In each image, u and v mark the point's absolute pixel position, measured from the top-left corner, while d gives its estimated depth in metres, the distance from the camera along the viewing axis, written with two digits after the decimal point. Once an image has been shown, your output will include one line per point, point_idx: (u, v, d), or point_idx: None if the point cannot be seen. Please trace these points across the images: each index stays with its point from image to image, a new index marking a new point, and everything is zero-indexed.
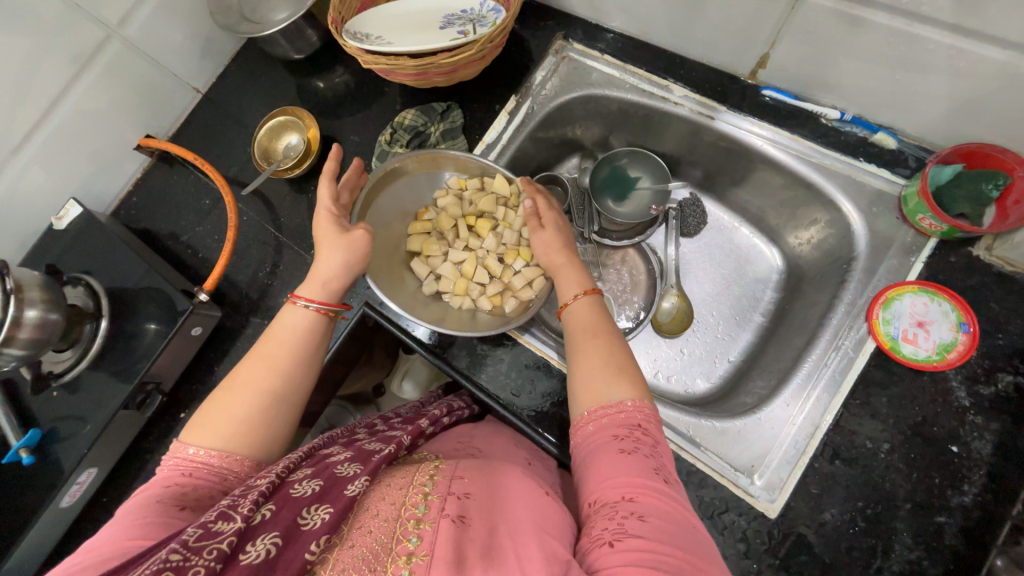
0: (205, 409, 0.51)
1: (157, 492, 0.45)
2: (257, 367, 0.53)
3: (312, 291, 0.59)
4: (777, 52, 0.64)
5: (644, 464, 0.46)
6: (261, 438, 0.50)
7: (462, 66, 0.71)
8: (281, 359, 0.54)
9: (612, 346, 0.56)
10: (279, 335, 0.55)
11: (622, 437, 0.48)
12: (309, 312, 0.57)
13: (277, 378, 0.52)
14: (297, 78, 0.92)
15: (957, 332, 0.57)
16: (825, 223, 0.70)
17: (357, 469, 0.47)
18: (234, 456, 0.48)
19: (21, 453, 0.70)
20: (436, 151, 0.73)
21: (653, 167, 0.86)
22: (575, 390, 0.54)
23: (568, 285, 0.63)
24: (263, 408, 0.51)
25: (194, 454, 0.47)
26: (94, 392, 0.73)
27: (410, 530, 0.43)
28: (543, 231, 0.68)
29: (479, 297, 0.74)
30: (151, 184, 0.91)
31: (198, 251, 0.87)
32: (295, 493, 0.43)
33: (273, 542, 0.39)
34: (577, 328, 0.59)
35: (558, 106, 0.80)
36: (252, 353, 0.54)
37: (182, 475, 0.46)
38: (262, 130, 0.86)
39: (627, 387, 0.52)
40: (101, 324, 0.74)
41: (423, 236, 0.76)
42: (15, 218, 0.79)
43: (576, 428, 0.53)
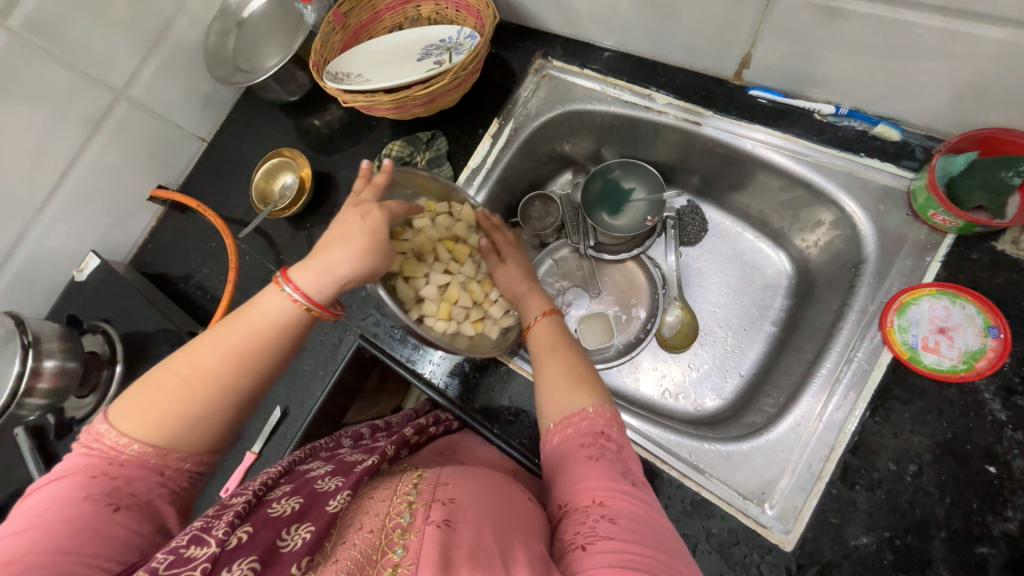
0: (146, 387, 0.48)
1: (84, 486, 0.43)
2: (214, 353, 0.49)
3: (304, 277, 0.53)
4: (759, 51, 0.61)
5: (611, 469, 0.50)
6: (206, 435, 0.49)
7: (439, 95, 0.71)
8: (244, 351, 0.49)
9: (572, 359, 0.60)
10: (249, 318, 0.51)
11: (589, 444, 0.51)
12: (296, 307, 0.52)
13: (240, 376, 0.49)
14: (292, 119, 0.95)
15: (986, 337, 0.51)
16: (831, 223, 0.65)
17: (337, 484, 0.50)
18: (173, 453, 0.47)
19: None
20: (420, 174, 0.71)
21: (646, 178, 0.84)
22: (543, 404, 0.58)
23: (532, 307, 0.69)
24: (217, 405, 0.48)
25: (125, 446, 0.45)
26: None
27: (396, 540, 0.45)
28: (504, 266, 0.74)
29: (463, 322, 0.73)
30: (164, 231, 0.96)
31: (207, 292, 0.90)
32: (274, 513, 0.45)
33: (250, 566, 0.40)
34: (541, 346, 0.63)
35: (542, 123, 0.79)
36: (213, 332, 0.50)
37: (110, 467, 0.44)
38: (259, 173, 0.89)
39: (586, 396, 0.55)
40: (117, 369, 0.78)
41: (400, 257, 0.70)
42: (41, 273, 0.85)
43: (545, 440, 0.56)
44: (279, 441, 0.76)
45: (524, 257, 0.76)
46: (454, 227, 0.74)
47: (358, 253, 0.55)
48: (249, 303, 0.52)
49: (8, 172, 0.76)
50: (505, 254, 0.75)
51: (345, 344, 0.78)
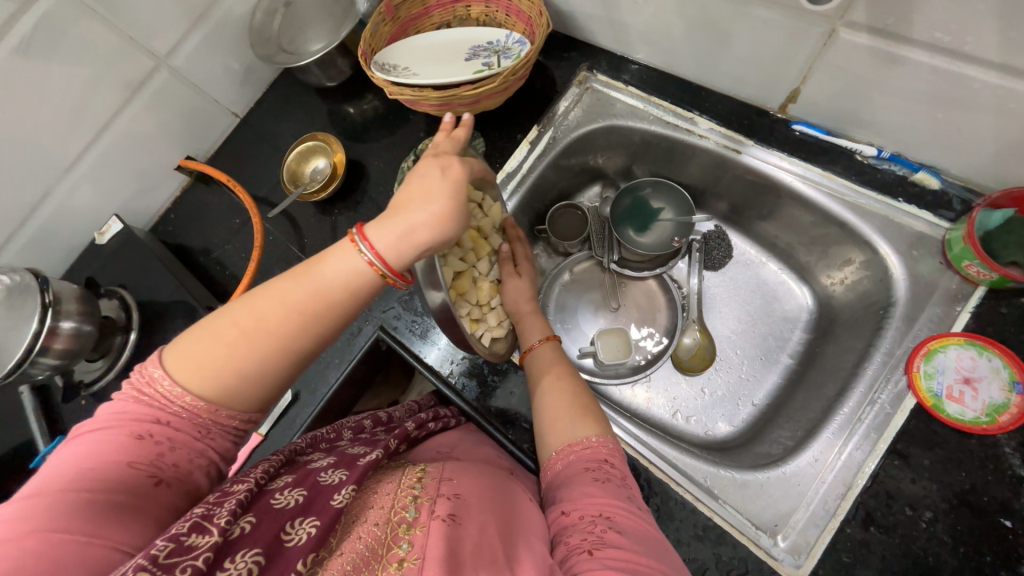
0: (204, 334, 0.45)
1: (128, 446, 0.41)
2: (277, 308, 0.45)
3: (382, 237, 0.47)
4: (808, 87, 0.61)
5: (618, 491, 0.51)
6: (261, 393, 0.47)
7: (485, 98, 0.71)
8: (307, 312, 0.46)
9: (580, 388, 0.62)
10: (319, 275, 0.47)
11: (594, 468, 0.52)
12: (369, 271, 0.47)
13: (301, 334, 0.46)
14: (329, 104, 0.96)
15: (1009, 392, 0.52)
16: (860, 264, 0.66)
17: (342, 477, 0.49)
18: (224, 410, 0.45)
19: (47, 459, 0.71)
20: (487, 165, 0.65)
21: (677, 199, 0.84)
22: (544, 431, 0.59)
23: (533, 330, 0.70)
24: (277, 364, 0.46)
25: (179, 398, 0.43)
26: None
27: (402, 535, 0.45)
28: (519, 279, 0.75)
29: (463, 319, 0.66)
30: (189, 203, 0.96)
31: (226, 268, 0.89)
32: (277, 503, 0.45)
33: (255, 560, 0.40)
34: (543, 369, 0.64)
35: (580, 135, 0.80)
36: (276, 282, 0.47)
37: (156, 427, 0.43)
38: (291, 155, 0.88)
39: (590, 426, 0.57)
40: (131, 336, 0.77)
41: None
42: (61, 232, 0.84)
43: (546, 467, 0.57)
44: (288, 425, 0.75)
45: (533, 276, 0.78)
46: (482, 219, 0.70)
47: (435, 216, 0.48)
48: (319, 256, 0.48)
49: (42, 128, 0.75)
50: (520, 267, 0.77)
51: (361, 334, 0.78)
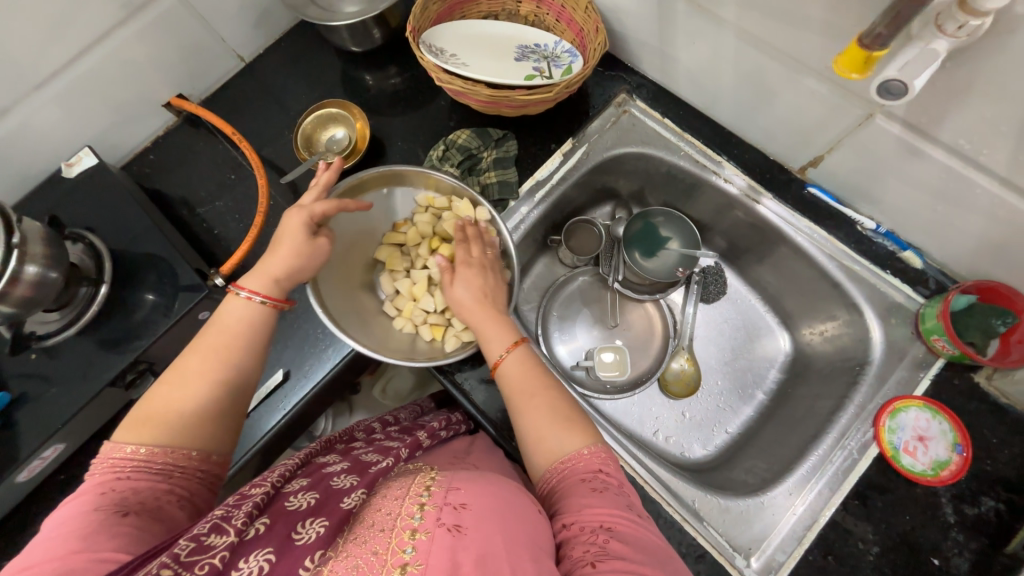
0: (147, 407, 0.50)
1: (93, 500, 0.43)
2: (200, 359, 0.53)
3: (254, 283, 0.59)
4: (831, 157, 0.67)
5: (615, 499, 0.51)
6: (208, 430, 0.51)
7: (532, 104, 0.71)
8: (227, 350, 0.55)
9: (554, 402, 0.59)
10: (223, 325, 0.56)
11: (590, 479, 0.52)
12: (253, 304, 0.58)
13: (222, 370, 0.54)
14: (350, 70, 0.90)
15: (952, 452, 0.61)
16: (842, 322, 0.74)
17: (354, 482, 0.49)
18: (181, 449, 0.49)
19: None
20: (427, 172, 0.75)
21: (684, 232, 0.89)
22: (529, 451, 0.58)
23: (494, 342, 0.65)
24: (211, 398, 0.52)
25: (133, 454, 0.47)
26: (78, 363, 0.67)
27: (406, 540, 0.41)
28: (455, 286, 0.68)
29: (421, 324, 0.75)
30: (175, 147, 0.87)
31: (214, 227, 0.82)
32: (290, 506, 0.45)
33: (266, 558, 0.39)
34: (513, 387, 0.62)
35: (612, 156, 0.81)
36: (193, 345, 0.55)
37: (120, 480, 0.45)
38: (308, 118, 0.83)
39: (580, 437, 0.56)
40: (100, 290, 0.69)
41: (393, 247, 0.77)
42: (19, 157, 0.73)
43: (540, 488, 0.56)
44: (277, 405, 0.72)
45: (481, 277, 0.69)
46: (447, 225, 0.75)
47: (290, 256, 0.61)
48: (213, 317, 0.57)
49: (17, 35, 0.64)
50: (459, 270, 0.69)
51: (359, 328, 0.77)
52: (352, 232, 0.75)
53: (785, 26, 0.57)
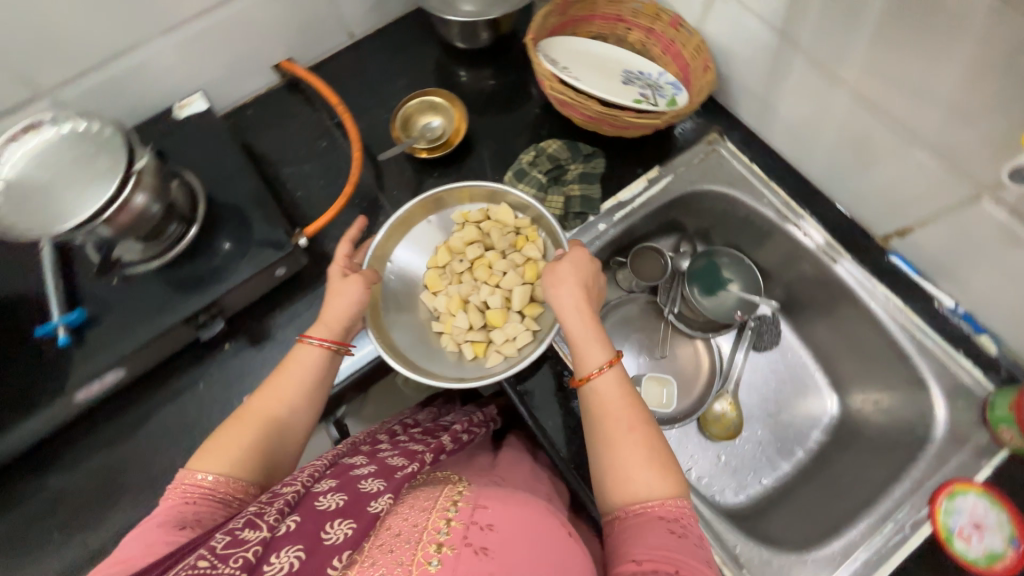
0: (221, 436, 0.54)
1: (161, 519, 0.46)
2: (268, 398, 0.57)
3: (319, 330, 0.63)
4: (922, 230, 0.68)
5: (695, 550, 0.48)
6: (264, 464, 0.53)
7: (631, 128, 0.73)
8: (291, 391, 0.58)
9: (648, 437, 0.55)
10: (289, 369, 0.60)
11: (670, 518, 0.50)
12: (319, 351, 0.61)
13: (286, 408, 0.57)
14: (451, 64, 0.93)
15: (1007, 544, 0.60)
16: (902, 394, 0.74)
17: (380, 485, 0.47)
18: (239, 482, 0.51)
19: (59, 330, 0.64)
20: (465, 188, 0.78)
21: (746, 276, 0.90)
22: (605, 485, 0.55)
23: (592, 352, 0.61)
24: (270, 435, 0.55)
25: (202, 480, 0.50)
26: (152, 297, 0.68)
27: (431, 552, 0.42)
28: (557, 264, 0.67)
29: (463, 342, 0.75)
30: (273, 107, 0.90)
31: (297, 189, 0.84)
32: (319, 505, 0.44)
33: (296, 554, 0.39)
34: (604, 405, 0.58)
35: (694, 190, 0.83)
36: (263, 386, 0.58)
37: (188, 502, 0.48)
38: (410, 101, 0.85)
39: (669, 485, 0.53)
40: (190, 230, 0.70)
41: (436, 269, 0.79)
42: (135, 90, 0.76)
43: (611, 525, 0.54)
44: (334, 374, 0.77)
45: (589, 259, 0.68)
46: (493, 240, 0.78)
47: (337, 302, 0.64)
48: (283, 364, 0.61)
49: None
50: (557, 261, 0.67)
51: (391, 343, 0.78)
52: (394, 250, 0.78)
53: (907, 97, 0.58)
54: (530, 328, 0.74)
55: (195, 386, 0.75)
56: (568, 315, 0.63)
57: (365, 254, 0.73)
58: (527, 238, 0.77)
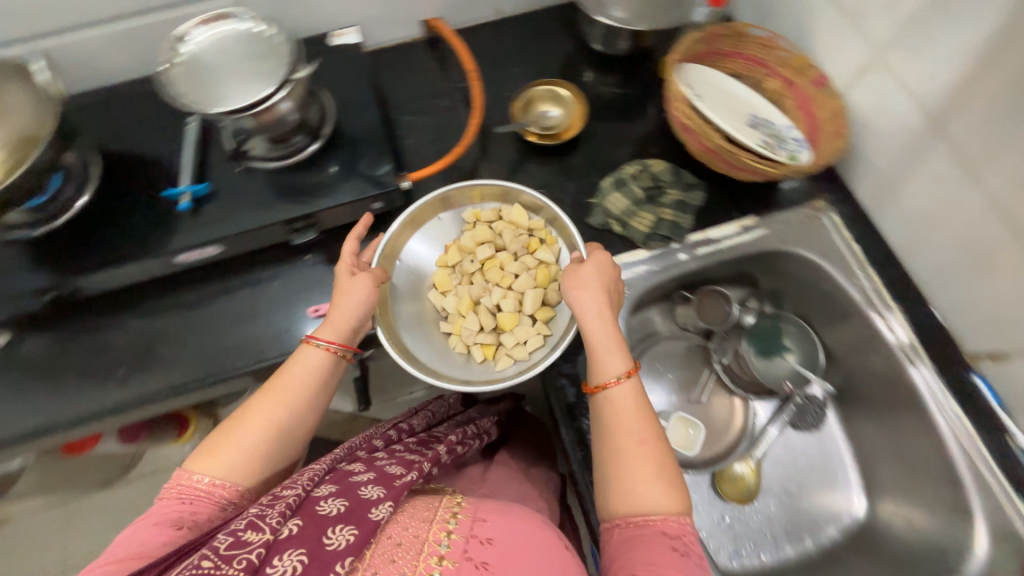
0: (219, 437, 0.56)
1: (158, 518, 0.49)
2: (270, 400, 0.58)
3: (328, 333, 0.64)
4: (1019, 361, 0.65)
5: (696, 568, 0.49)
6: (261, 465, 0.56)
7: (746, 171, 0.72)
8: (293, 396, 0.59)
9: (658, 450, 0.56)
10: (292, 371, 0.61)
11: (671, 535, 0.51)
12: (327, 354, 0.63)
13: (288, 412, 0.58)
14: (581, 64, 0.96)
15: None
16: (943, 519, 0.71)
17: (380, 493, 0.50)
18: (235, 486, 0.54)
19: (184, 197, 0.72)
20: (475, 187, 0.80)
21: (807, 350, 0.87)
22: (608, 492, 0.56)
23: (609, 360, 0.61)
24: (270, 439, 0.57)
25: (199, 483, 0.53)
26: (262, 192, 0.75)
27: (433, 565, 0.47)
28: (578, 267, 0.67)
29: (472, 344, 0.77)
30: (409, 58, 0.95)
31: (409, 137, 0.89)
32: (321, 511, 0.47)
33: (299, 559, 0.42)
34: (618, 414, 0.58)
35: (783, 250, 0.81)
36: (265, 387, 0.60)
37: (185, 502, 0.51)
38: (540, 87, 0.89)
39: (673, 500, 0.54)
40: (312, 145, 0.76)
41: (445, 270, 0.81)
42: (303, 10, 0.83)
43: (611, 532, 0.55)
44: None
45: (612, 269, 0.68)
46: (507, 244, 0.80)
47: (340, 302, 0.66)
48: (287, 364, 0.62)
49: None
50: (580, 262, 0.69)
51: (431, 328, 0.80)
52: (408, 247, 0.79)
53: None
54: (539, 331, 0.76)
55: (270, 282, 0.81)
56: (594, 322, 0.63)
57: (375, 252, 0.74)
58: (539, 241, 0.80)
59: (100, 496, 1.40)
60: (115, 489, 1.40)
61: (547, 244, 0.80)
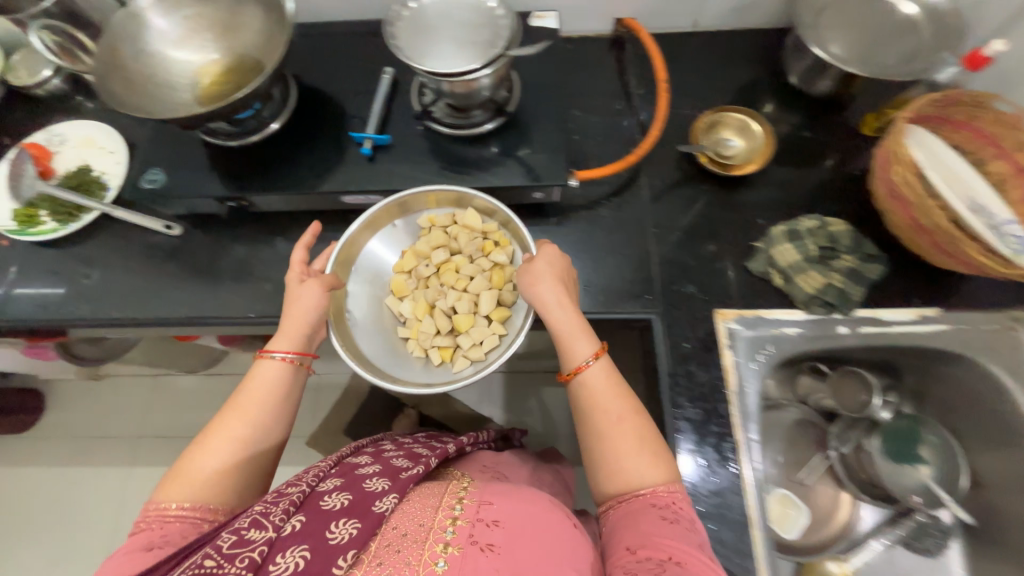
0: (184, 461, 0.56)
1: (132, 549, 0.49)
2: (230, 417, 0.59)
3: (280, 342, 0.64)
4: None
5: (687, 535, 0.50)
6: (235, 478, 0.57)
7: (959, 261, 0.66)
8: (252, 409, 0.59)
9: (638, 424, 0.58)
10: (252, 386, 0.61)
11: (660, 505, 0.53)
12: (284, 365, 0.63)
13: (250, 424, 0.58)
14: (770, 96, 0.89)
15: None
16: None
17: (385, 485, 0.52)
18: (208, 505, 0.54)
19: (365, 142, 0.75)
20: (428, 194, 0.74)
21: (947, 467, 0.78)
22: (596, 474, 0.58)
23: (575, 347, 0.61)
24: (238, 453, 0.57)
25: (172, 508, 0.53)
26: (434, 158, 0.77)
27: (439, 552, 0.45)
28: (531, 261, 0.66)
29: (430, 347, 0.75)
30: (590, 53, 0.93)
31: (573, 133, 0.87)
32: (324, 505, 0.49)
33: (303, 555, 0.44)
34: (591, 398, 0.59)
35: (959, 355, 0.72)
36: (221, 409, 0.60)
37: (156, 529, 0.51)
38: (738, 111, 0.84)
39: (658, 472, 0.55)
40: (489, 123, 0.76)
41: (404, 276, 0.79)
42: None
43: (608, 511, 0.56)
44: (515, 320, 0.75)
45: (563, 258, 0.67)
46: (466, 251, 0.76)
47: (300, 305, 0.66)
48: (242, 382, 0.62)
49: None
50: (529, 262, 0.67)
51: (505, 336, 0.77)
52: (366, 252, 0.78)
53: None
54: (495, 333, 0.73)
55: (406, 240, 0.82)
56: (556, 311, 0.63)
57: (328, 260, 0.72)
58: (494, 245, 0.76)
59: (180, 382, 1.52)
60: (194, 379, 1.51)
61: (500, 248, 0.76)
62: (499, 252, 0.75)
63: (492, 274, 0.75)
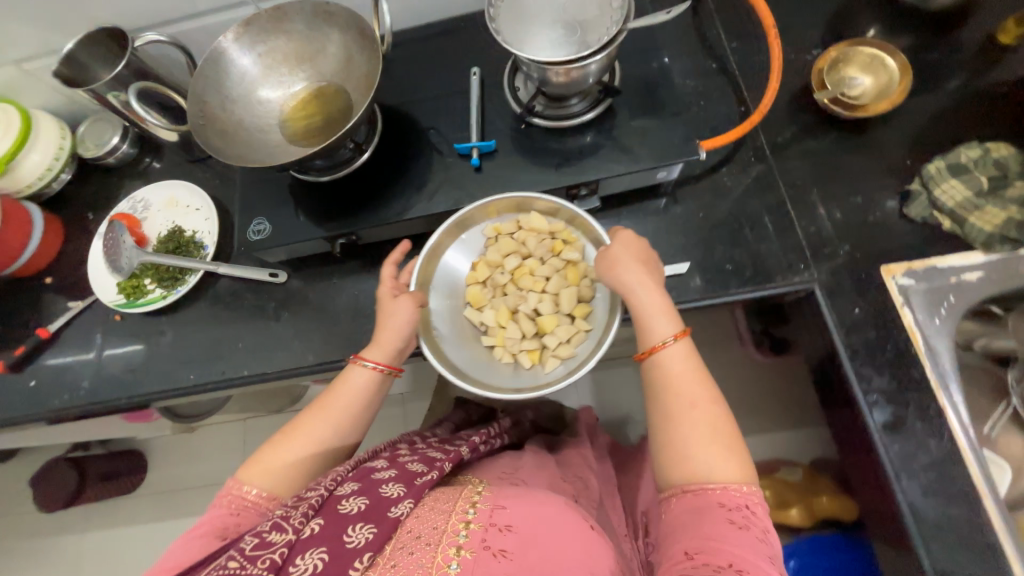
0: (265, 452, 0.59)
1: (204, 529, 0.52)
2: (316, 420, 0.60)
3: (372, 352, 0.64)
4: None
5: (756, 544, 0.47)
6: (306, 478, 0.58)
7: None
8: (337, 415, 0.61)
9: (702, 416, 0.54)
10: (342, 391, 0.62)
11: (729, 507, 0.49)
12: (371, 373, 0.63)
13: (332, 429, 0.60)
14: (879, 20, 0.80)
15: None
16: None
17: (401, 491, 0.51)
18: (278, 499, 0.56)
19: (473, 151, 0.71)
20: (491, 203, 0.68)
21: None
22: (656, 460, 0.55)
23: (651, 328, 0.58)
24: (317, 458, 0.59)
25: (247, 494, 0.55)
26: (536, 159, 0.71)
27: (451, 555, 0.45)
28: (608, 249, 0.62)
29: (519, 354, 0.69)
30: None
31: None
32: (343, 509, 0.48)
33: (320, 558, 0.43)
34: (663, 382, 0.56)
35: None
36: (306, 410, 0.62)
37: (231, 513, 0.54)
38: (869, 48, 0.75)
39: (734, 468, 0.52)
40: (588, 113, 0.70)
41: (475, 286, 0.71)
42: None
43: (664, 500, 0.54)
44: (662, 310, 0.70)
45: (639, 241, 0.63)
46: (537, 253, 0.70)
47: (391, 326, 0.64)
48: (330, 386, 0.63)
49: None
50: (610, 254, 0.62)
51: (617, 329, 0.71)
52: (437, 271, 0.71)
53: None
54: (585, 326, 0.67)
55: None
56: (639, 292, 0.59)
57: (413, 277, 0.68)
58: (566, 242, 0.69)
59: (266, 423, 1.51)
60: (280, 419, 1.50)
61: (573, 244, 0.69)
62: (572, 248, 0.69)
63: (568, 271, 0.69)
